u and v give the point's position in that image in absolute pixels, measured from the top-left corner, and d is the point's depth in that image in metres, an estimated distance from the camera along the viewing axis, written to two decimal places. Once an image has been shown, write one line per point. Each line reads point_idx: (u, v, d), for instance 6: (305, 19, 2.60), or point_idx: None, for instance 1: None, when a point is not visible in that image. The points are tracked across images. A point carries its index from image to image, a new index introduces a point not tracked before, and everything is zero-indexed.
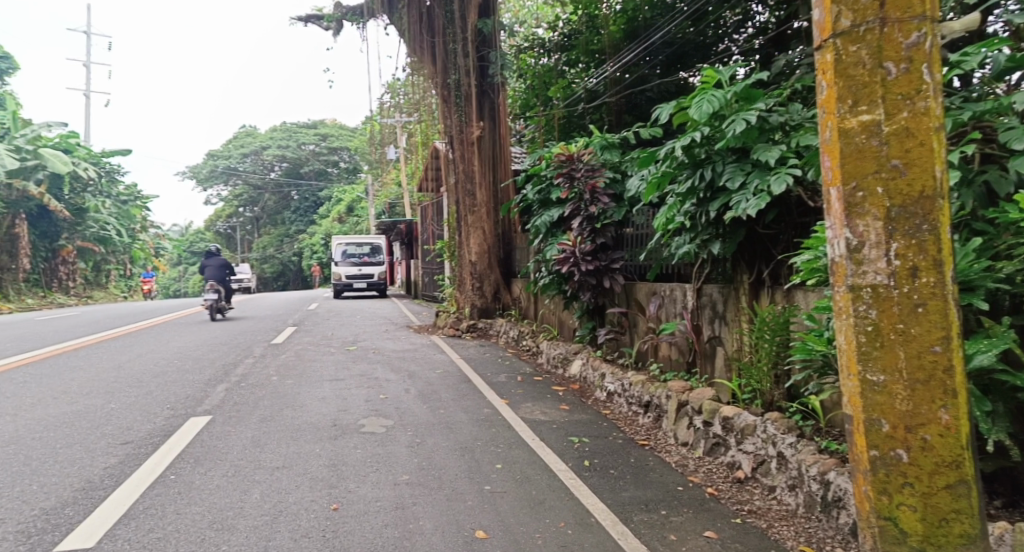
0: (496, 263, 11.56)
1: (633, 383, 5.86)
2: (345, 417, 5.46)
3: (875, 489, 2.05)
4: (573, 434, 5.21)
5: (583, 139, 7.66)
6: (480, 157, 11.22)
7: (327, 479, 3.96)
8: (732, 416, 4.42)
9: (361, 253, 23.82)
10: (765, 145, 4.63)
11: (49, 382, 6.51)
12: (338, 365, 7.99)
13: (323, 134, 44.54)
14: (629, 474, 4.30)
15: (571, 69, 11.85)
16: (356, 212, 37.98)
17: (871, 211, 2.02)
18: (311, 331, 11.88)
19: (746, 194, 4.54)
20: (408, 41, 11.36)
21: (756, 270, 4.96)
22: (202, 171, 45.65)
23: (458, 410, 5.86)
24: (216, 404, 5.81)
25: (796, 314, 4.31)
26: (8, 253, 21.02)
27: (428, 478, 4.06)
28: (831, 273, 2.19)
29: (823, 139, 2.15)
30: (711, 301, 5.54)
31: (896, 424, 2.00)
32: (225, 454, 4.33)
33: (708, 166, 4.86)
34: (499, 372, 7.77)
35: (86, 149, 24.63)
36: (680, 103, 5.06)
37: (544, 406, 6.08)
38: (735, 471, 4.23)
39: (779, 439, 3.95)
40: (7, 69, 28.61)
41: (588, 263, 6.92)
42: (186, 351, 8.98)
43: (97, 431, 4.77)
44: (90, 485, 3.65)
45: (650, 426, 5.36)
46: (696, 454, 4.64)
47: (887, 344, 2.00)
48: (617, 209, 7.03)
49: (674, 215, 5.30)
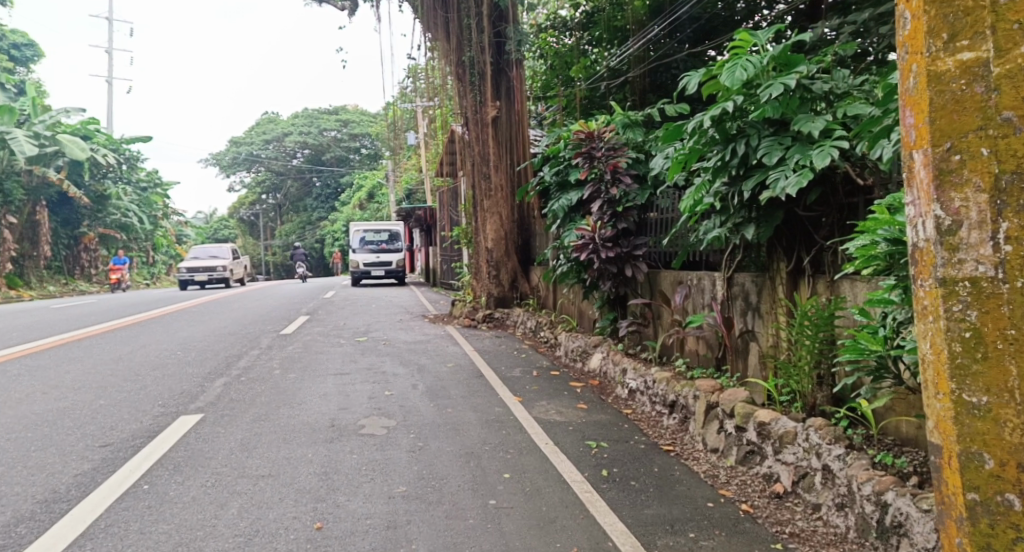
0: (514, 249, 11.09)
1: (657, 380, 5.39)
2: (343, 417, 5.08)
3: (973, 545, 1.55)
4: (589, 437, 4.77)
5: (604, 117, 7.19)
6: (496, 138, 10.73)
7: (316, 491, 3.56)
8: (769, 422, 3.94)
9: (379, 240, 23.57)
10: (806, 115, 4.13)
11: (43, 375, 6.25)
12: (345, 358, 7.64)
13: (345, 120, 44.40)
14: (652, 486, 3.85)
15: (594, 49, 11.31)
16: (377, 198, 37.73)
17: (972, 180, 1.53)
18: (323, 321, 11.57)
19: (784, 171, 4.05)
20: (420, 17, 10.90)
21: (795, 257, 4.44)
22: (225, 158, 45.83)
23: (467, 409, 5.45)
24: (211, 401, 5.47)
25: (842, 306, 3.82)
26: (30, 240, 21.16)
27: (428, 490, 3.66)
28: (913, 262, 1.71)
29: (905, 89, 1.68)
30: (744, 291, 5.05)
31: (1005, 462, 1.50)
32: (209, 460, 3.96)
33: (741, 140, 4.35)
34: (514, 366, 7.34)
35: (105, 135, 24.63)
36: (710, 70, 4.55)
37: (560, 405, 5.66)
38: (773, 484, 3.76)
39: (823, 450, 3.47)
40: (32, 57, 28.86)
41: (608, 250, 6.44)
42: (193, 341, 8.70)
43: (79, 431, 4.45)
44: (54, 497, 3.36)
45: (675, 429, 4.91)
46: (727, 463, 4.18)
47: (993, 355, 1.51)
48: (640, 191, 6.55)
49: (702, 196, 4.79)
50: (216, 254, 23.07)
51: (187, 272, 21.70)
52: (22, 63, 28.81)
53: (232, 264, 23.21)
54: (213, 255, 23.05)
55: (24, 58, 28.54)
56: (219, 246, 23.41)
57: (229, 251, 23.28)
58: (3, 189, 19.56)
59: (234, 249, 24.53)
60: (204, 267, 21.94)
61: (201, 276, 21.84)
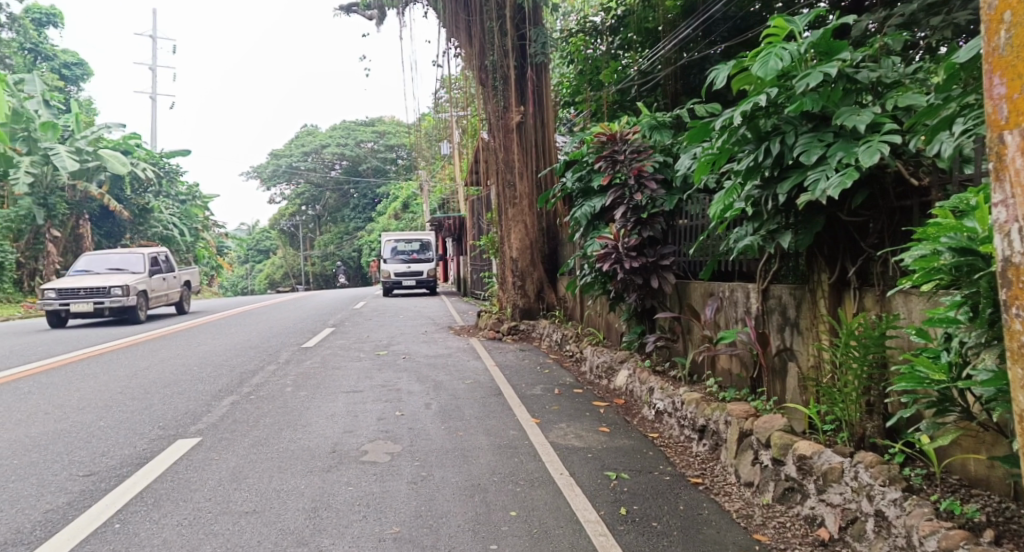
0: (540, 259, 10.70)
1: (685, 402, 4.93)
2: (346, 442, 4.74)
3: None
4: (609, 466, 4.35)
5: (630, 118, 6.78)
6: (521, 145, 10.40)
7: (300, 532, 3.21)
8: (811, 455, 3.46)
9: (410, 250, 23.33)
10: (850, 108, 3.67)
11: (51, 393, 6.05)
12: (361, 375, 7.31)
13: (381, 132, 44.82)
14: (676, 529, 3.41)
15: (626, 53, 10.69)
16: (412, 209, 37.81)
17: None
18: (347, 333, 11.32)
19: (825, 171, 3.61)
20: (443, 23, 10.64)
21: (839, 268, 3.96)
22: (266, 170, 46.72)
23: (479, 432, 5.07)
24: (214, 422, 5.19)
25: (897, 324, 3.35)
26: (74, 253, 21.53)
27: (423, 532, 3.28)
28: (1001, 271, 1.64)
29: (995, 48, 1.61)
30: (781, 305, 4.57)
31: None
32: (193, 492, 3.63)
33: (775, 138, 3.89)
34: (535, 383, 6.95)
35: (145, 149, 24.97)
36: (741, 61, 4.11)
37: (581, 428, 5.24)
38: (816, 528, 3.29)
39: (876, 492, 2.99)
40: (82, 76, 29.74)
41: (633, 260, 6.01)
42: (212, 356, 8.52)
43: (67, 456, 4.16)
44: (13, 538, 3.03)
45: (705, 458, 4.45)
46: (762, 500, 3.71)
47: None
48: (667, 196, 6.13)
49: (732, 202, 4.32)
50: (121, 267, 13.51)
51: (60, 299, 12.34)
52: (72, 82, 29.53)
53: (147, 282, 13.45)
54: (116, 266, 13.44)
55: (74, 77, 29.39)
56: (129, 253, 13.78)
57: (144, 262, 13.73)
58: (46, 202, 19.75)
59: (164, 257, 15.04)
60: (88, 290, 12.35)
61: (80, 306, 12.30)
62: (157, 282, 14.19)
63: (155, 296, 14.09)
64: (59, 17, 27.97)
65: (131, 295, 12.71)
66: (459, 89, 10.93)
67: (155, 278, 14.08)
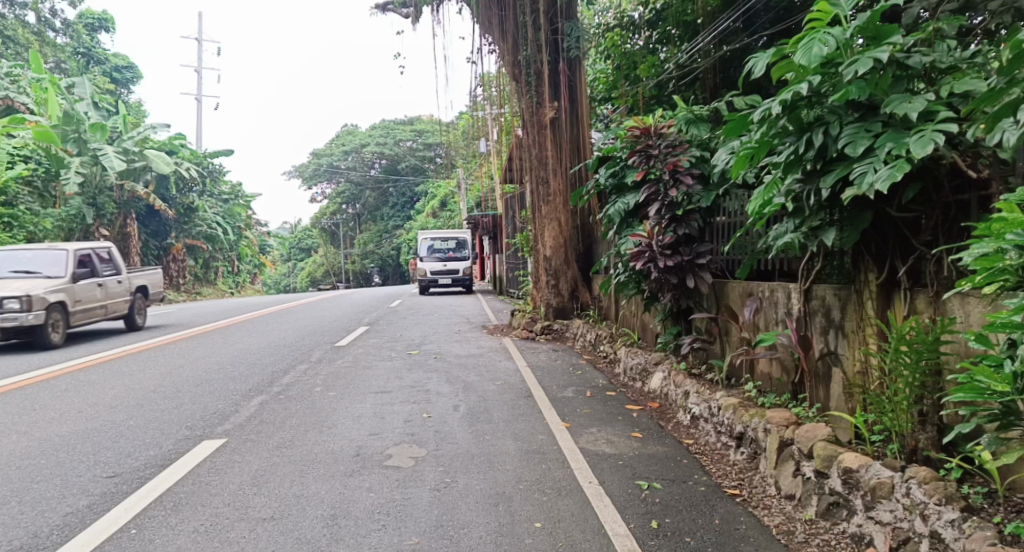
0: (574, 257, 10.51)
1: (722, 407, 4.70)
2: (372, 445, 4.66)
3: None
4: (641, 475, 4.16)
5: (666, 112, 6.54)
6: (555, 142, 10.21)
7: (316, 542, 3.14)
8: (857, 469, 3.21)
9: (447, 248, 23.35)
10: (901, 95, 3.40)
11: (87, 392, 6.16)
12: (391, 375, 7.25)
13: (419, 130, 44.79)
14: (710, 544, 3.22)
15: (664, 47, 10.39)
16: (449, 207, 37.94)
17: None
18: (381, 332, 11.32)
19: (872, 163, 3.35)
20: (476, 19, 10.47)
21: (888, 267, 3.69)
22: (308, 170, 47.57)
23: (507, 436, 4.94)
24: (241, 422, 5.19)
25: (953, 327, 3.08)
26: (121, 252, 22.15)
27: (443, 544, 3.16)
28: None
29: None
30: (824, 306, 4.30)
31: None
32: (212, 497, 3.61)
33: (818, 129, 3.64)
34: (567, 384, 6.80)
35: (190, 149, 25.48)
36: (781, 48, 3.87)
37: (612, 433, 5.06)
38: (864, 548, 3.06)
39: (931, 511, 2.74)
40: (131, 79, 30.60)
41: (667, 258, 5.78)
42: (246, 354, 8.62)
43: (94, 458, 4.20)
44: (31, 543, 3.04)
45: (743, 467, 4.22)
46: (804, 515, 3.48)
47: None
48: (704, 192, 5.88)
49: (771, 197, 4.06)
50: (33, 269, 9.62)
51: None
52: (123, 85, 30.51)
53: (71, 291, 9.61)
54: (25, 269, 9.57)
55: (125, 80, 30.29)
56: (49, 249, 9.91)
57: (68, 261, 9.84)
58: (95, 202, 20.70)
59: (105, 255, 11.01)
60: None
61: None
62: (91, 288, 10.24)
63: (88, 309, 10.14)
64: (110, 22, 29.03)
65: (37, 310, 8.90)
66: (496, 88, 10.60)
67: (85, 284, 10.09)
